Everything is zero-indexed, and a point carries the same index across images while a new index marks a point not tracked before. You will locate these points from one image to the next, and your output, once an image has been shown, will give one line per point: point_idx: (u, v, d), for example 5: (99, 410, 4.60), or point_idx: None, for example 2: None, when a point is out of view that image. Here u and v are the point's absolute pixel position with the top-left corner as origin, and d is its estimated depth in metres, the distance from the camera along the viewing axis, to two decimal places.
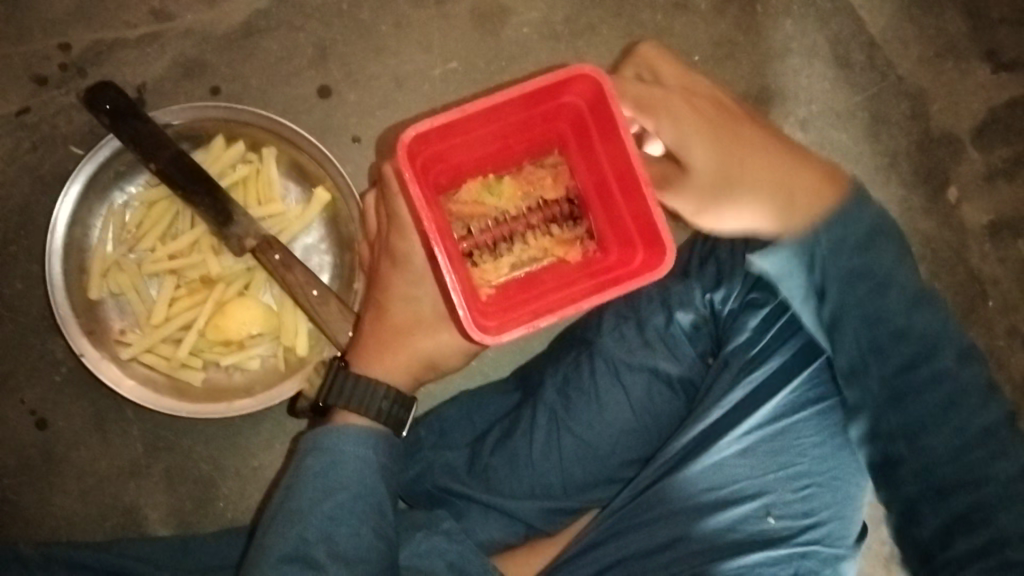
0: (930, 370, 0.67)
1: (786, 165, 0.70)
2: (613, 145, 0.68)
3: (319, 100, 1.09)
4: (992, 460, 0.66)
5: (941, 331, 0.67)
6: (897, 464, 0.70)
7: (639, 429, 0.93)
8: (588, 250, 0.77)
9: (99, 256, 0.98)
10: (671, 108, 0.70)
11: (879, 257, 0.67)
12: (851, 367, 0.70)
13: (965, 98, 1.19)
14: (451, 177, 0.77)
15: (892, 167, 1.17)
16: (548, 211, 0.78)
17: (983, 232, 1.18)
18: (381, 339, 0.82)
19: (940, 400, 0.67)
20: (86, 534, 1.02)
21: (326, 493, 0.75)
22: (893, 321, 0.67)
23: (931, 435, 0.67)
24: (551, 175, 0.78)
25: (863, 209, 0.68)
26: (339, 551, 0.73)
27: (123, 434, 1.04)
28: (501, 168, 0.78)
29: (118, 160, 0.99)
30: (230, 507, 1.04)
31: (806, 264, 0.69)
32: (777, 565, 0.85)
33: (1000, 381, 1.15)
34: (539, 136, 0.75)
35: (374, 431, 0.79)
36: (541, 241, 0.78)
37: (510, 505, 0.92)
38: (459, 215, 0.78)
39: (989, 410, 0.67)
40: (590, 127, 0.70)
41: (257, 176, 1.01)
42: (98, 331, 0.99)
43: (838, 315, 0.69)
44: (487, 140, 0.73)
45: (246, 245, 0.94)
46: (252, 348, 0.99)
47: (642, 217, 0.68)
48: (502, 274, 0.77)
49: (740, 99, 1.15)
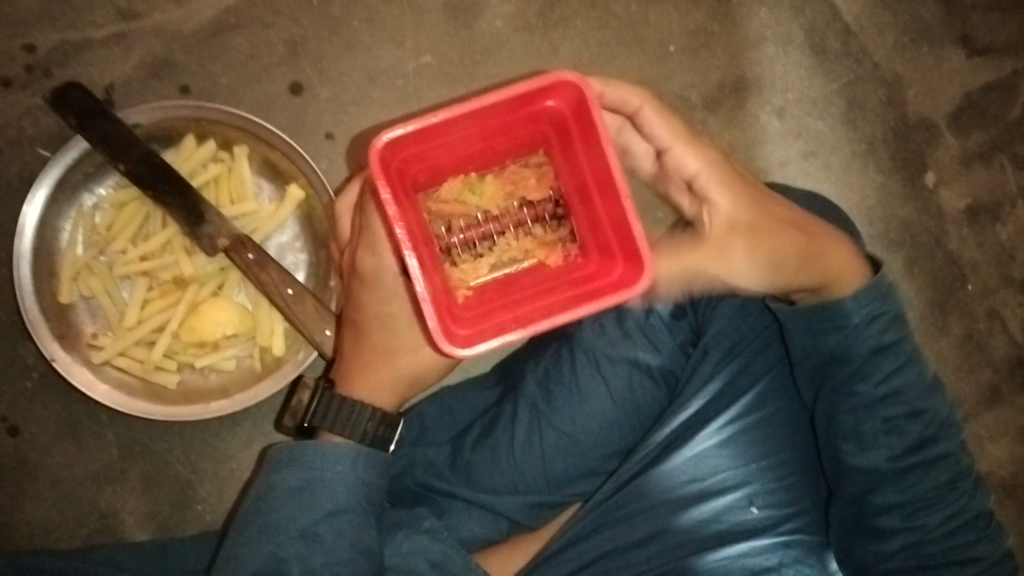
0: (931, 453, 0.77)
1: (823, 237, 0.75)
2: (593, 151, 0.63)
3: (291, 97, 1.08)
4: (977, 542, 0.77)
5: (945, 416, 0.78)
6: (885, 536, 0.78)
7: (621, 421, 0.93)
8: (569, 254, 0.71)
9: (69, 259, 0.96)
10: (709, 156, 0.75)
11: (903, 343, 0.77)
12: (860, 435, 0.78)
13: (940, 83, 1.19)
14: (430, 177, 0.70)
15: (869, 154, 1.17)
16: (532, 210, 0.71)
17: (961, 217, 1.18)
18: (363, 357, 0.80)
19: (943, 481, 0.77)
20: (63, 542, 1.01)
21: (301, 509, 0.76)
22: (910, 402, 0.77)
23: (927, 514, 0.77)
24: (536, 175, 0.71)
25: (885, 292, 0.75)
26: (313, 568, 0.74)
27: (98, 439, 1.02)
28: (483, 167, 0.71)
29: (87, 160, 0.97)
30: (208, 510, 1.03)
31: (835, 333, 0.76)
32: (762, 555, 0.86)
33: (979, 364, 1.16)
34: (522, 138, 0.68)
35: (357, 448, 0.78)
36: (523, 241, 0.72)
37: (493, 501, 0.91)
38: (439, 214, 0.72)
39: (976, 497, 0.78)
40: (573, 133, 0.65)
41: (230, 175, 1.00)
42: (70, 335, 0.97)
43: (859, 387, 0.77)
44: (468, 141, 0.67)
45: (219, 245, 0.93)
46: (227, 349, 0.98)
47: (622, 227, 0.62)
48: (480, 275, 0.72)
49: (716, 89, 1.15)
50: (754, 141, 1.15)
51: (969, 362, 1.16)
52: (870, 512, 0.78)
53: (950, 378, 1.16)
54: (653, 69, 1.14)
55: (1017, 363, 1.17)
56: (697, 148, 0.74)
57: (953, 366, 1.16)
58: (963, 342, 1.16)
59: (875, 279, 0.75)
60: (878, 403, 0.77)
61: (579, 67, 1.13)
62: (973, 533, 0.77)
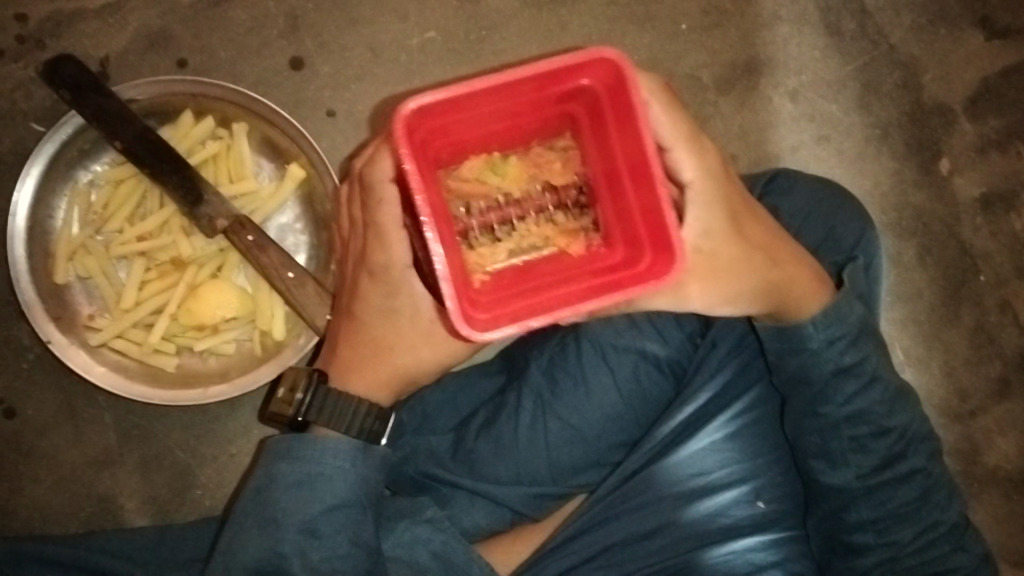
0: (905, 468, 0.80)
1: (793, 265, 0.74)
2: (629, 133, 0.59)
3: (291, 72, 1.05)
4: (951, 553, 0.81)
5: (913, 431, 0.81)
6: (862, 552, 0.81)
7: (627, 412, 0.92)
8: (593, 244, 0.66)
9: (65, 239, 0.94)
10: (711, 168, 0.65)
11: (867, 363, 0.78)
12: (828, 454, 0.81)
13: (958, 67, 1.16)
14: (452, 153, 0.65)
15: (883, 140, 1.15)
16: (555, 196, 0.66)
17: (974, 204, 1.16)
18: (361, 355, 0.78)
19: (914, 496, 0.80)
20: (60, 527, 1.00)
21: (300, 503, 0.74)
22: (875, 420, 0.79)
23: (902, 528, 0.80)
24: (561, 160, 0.67)
25: (853, 306, 0.77)
26: (313, 564, 0.73)
27: (95, 422, 1.00)
28: (507, 146, 0.67)
29: (82, 137, 0.95)
30: (208, 495, 1.02)
31: (802, 361, 0.78)
32: (768, 549, 0.87)
33: (986, 356, 1.15)
34: (551, 117, 0.64)
35: (354, 443, 0.76)
36: (544, 227, 0.66)
37: (497, 492, 0.90)
38: (458, 193, 0.66)
39: (951, 509, 0.82)
40: (606, 115, 0.60)
41: (228, 153, 0.97)
42: (66, 317, 0.95)
43: (823, 408, 0.79)
44: (496, 117, 0.62)
45: (218, 225, 0.91)
46: (226, 332, 0.96)
47: (655, 216, 0.58)
48: (498, 261, 0.65)
49: (728, 69, 1.12)
50: (766, 124, 1.13)
51: (978, 354, 1.15)
52: (846, 529, 0.81)
53: (959, 370, 1.15)
54: (665, 48, 1.11)
55: None
56: (701, 153, 0.64)
57: (961, 358, 1.15)
58: (972, 333, 1.15)
59: (839, 300, 0.76)
60: (841, 423, 0.79)
61: (589, 45, 1.10)
62: (946, 545, 0.81)
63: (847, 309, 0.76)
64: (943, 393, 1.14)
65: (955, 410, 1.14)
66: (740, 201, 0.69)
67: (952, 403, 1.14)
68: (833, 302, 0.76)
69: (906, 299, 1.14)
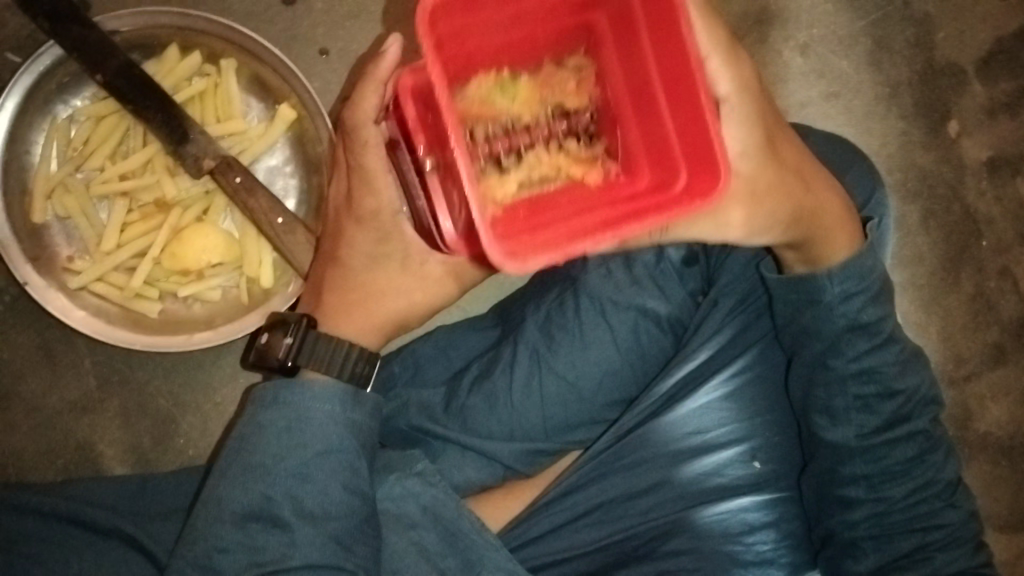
0: (908, 429, 0.78)
1: (823, 199, 0.72)
2: (666, 44, 0.55)
3: (283, 7, 1.00)
4: (942, 510, 0.79)
5: (921, 393, 0.80)
6: (851, 505, 0.79)
7: (625, 368, 0.90)
8: (610, 172, 0.63)
9: (43, 175, 0.90)
10: (744, 78, 0.62)
11: (884, 322, 0.76)
12: (832, 411, 0.79)
13: (971, 26, 1.13)
14: (463, 68, 0.61)
15: (892, 99, 1.12)
16: (567, 121, 0.65)
17: (981, 168, 1.13)
18: (348, 300, 0.75)
19: (912, 456, 0.78)
20: (37, 474, 0.97)
21: (289, 449, 0.71)
22: (884, 380, 0.78)
23: (894, 485, 0.78)
24: (575, 82, 0.65)
25: (874, 264, 0.74)
26: (305, 508, 0.70)
27: (75, 368, 0.97)
28: (518, 66, 0.64)
29: (62, 69, 0.90)
30: (191, 445, 0.99)
31: (818, 317, 0.75)
32: (762, 510, 0.86)
33: (985, 322, 1.13)
34: (568, 27, 0.63)
35: (342, 388, 0.73)
36: (555, 156, 0.63)
37: (489, 447, 0.88)
38: (468, 116, 0.62)
39: (948, 468, 0.80)
40: (639, 21, 0.57)
41: (216, 91, 0.93)
42: (44, 258, 0.91)
43: (832, 362, 0.77)
44: (516, 21, 0.60)
45: (204, 166, 0.87)
46: (212, 279, 0.92)
47: (699, 135, 0.54)
48: (509, 190, 0.62)
49: (737, 19, 1.08)
50: (774, 78, 1.09)
51: (976, 320, 1.13)
52: (838, 482, 0.80)
53: (956, 335, 1.13)
54: None
55: None
56: (737, 65, 0.61)
57: (959, 323, 1.13)
58: (972, 299, 1.13)
59: (863, 254, 0.73)
60: (850, 379, 0.78)
61: None
62: (937, 502, 0.79)
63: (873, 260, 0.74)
64: (941, 358, 1.13)
65: (951, 375, 1.13)
66: (774, 121, 0.67)
67: (949, 369, 1.13)
68: (853, 256, 0.73)
69: (908, 263, 1.12)
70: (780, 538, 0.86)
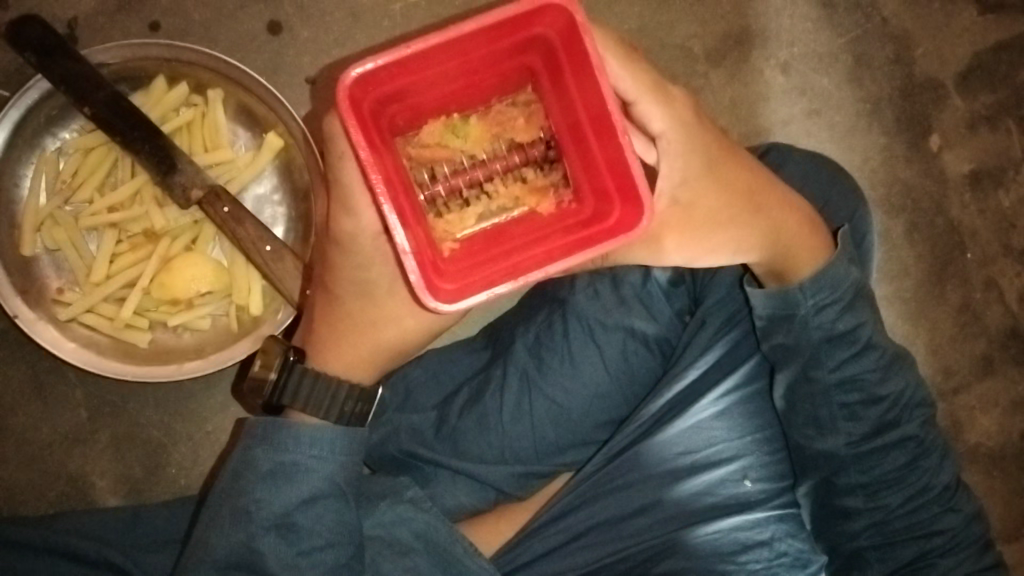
0: (898, 435, 0.79)
1: (779, 215, 0.74)
2: (589, 87, 0.59)
3: (269, 37, 1.01)
4: (943, 515, 0.79)
5: (908, 397, 0.80)
6: (851, 516, 0.80)
7: (615, 390, 0.91)
8: (563, 200, 0.67)
9: (32, 209, 0.90)
10: (681, 117, 0.65)
11: (862, 329, 0.78)
12: (818, 422, 0.80)
13: (950, 41, 1.14)
14: (410, 118, 0.66)
15: (874, 115, 1.13)
16: (523, 153, 0.67)
17: (963, 181, 1.14)
18: (337, 329, 0.73)
19: (903, 463, 0.79)
20: (29, 507, 0.97)
21: (274, 496, 0.71)
22: (866, 388, 0.78)
23: (892, 493, 0.79)
24: (524, 116, 0.68)
25: (846, 274, 0.76)
26: (288, 559, 0.71)
27: (66, 399, 0.97)
28: (466, 107, 0.68)
29: (49, 103, 0.90)
30: (183, 474, 0.99)
31: (790, 329, 0.77)
32: (755, 528, 0.86)
33: (971, 333, 1.14)
34: (508, 71, 0.64)
35: (336, 429, 0.72)
36: (512, 187, 0.68)
37: (480, 471, 0.89)
38: (420, 160, 0.68)
39: (945, 470, 0.81)
40: (563, 64, 0.61)
41: (203, 121, 0.93)
42: (34, 290, 0.92)
43: (815, 373, 0.78)
44: (453, 76, 0.63)
45: (193, 196, 0.87)
46: (201, 307, 0.92)
47: (621, 170, 0.59)
48: (468, 226, 0.67)
49: (719, 40, 1.09)
50: (757, 97, 1.10)
51: (963, 331, 1.14)
52: (837, 493, 0.81)
53: (944, 347, 1.14)
54: (655, 18, 1.07)
55: (1010, 333, 1.15)
56: (670, 106, 0.64)
57: (947, 335, 1.14)
58: (958, 311, 1.14)
59: (835, 263, 0.75)
60: (833, 389, 0.78)
61: None
62: (936, 507, 0.79)
63: (849, 264, 0.76)
64: (928, 371, 1.14)
65: (940, 388, 1.14)
66: (723, 143, 0.69)
67: (937, 381, 1.14)
68: (820, 267, 0.75)
69: (894, 277, 1.13)
70: (774, 557, 0.86)
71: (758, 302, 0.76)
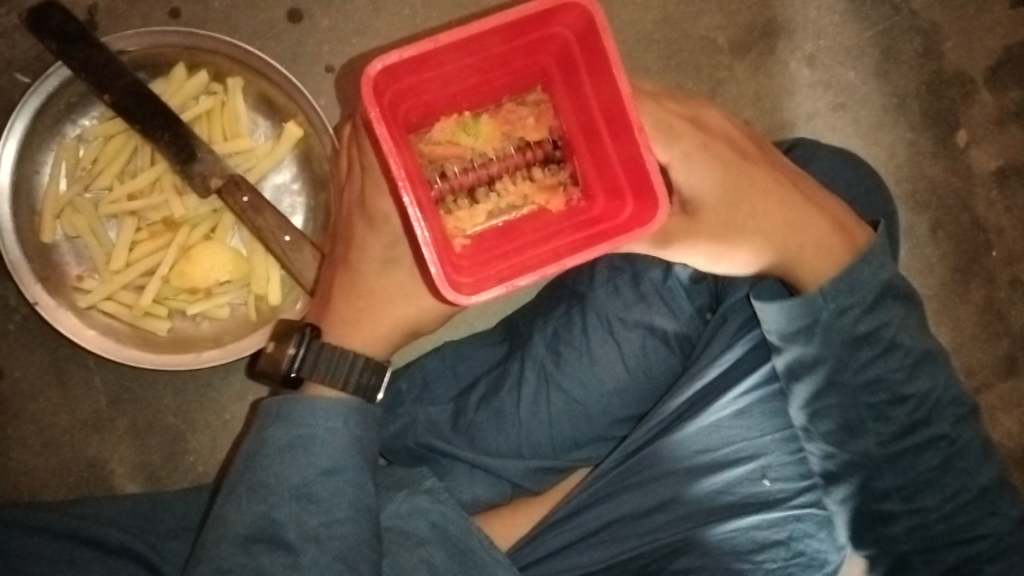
0: (927, 434, 0.76)
1: (793, 216, 0.73)
2: (604, 85, 0.59)
3: (289, 24, 1.00)
4: (985, 518, 0.77)
5: (940, 394, 0.77)
6: (889, 520, 0.79)
7: (632, 386, 0.90)
8: (573, 198, 0.67)
9: (52, 195, 0.90)
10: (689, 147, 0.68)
11: (886, 329, 0.74)
12: (849, 426, 0.78)
13: (980, 35, 1.12)
14: (422, 115, 0.66)
15: (900, 109, 1.11)
16: (530, 153, 0.67)
17: (991, 178, 1.13)
18: (353, 307, 0.74)
19: (938, 463, 0.76)
20: (49, 492, 0.97)
21: (292, 468, 0.70)
22: (893, 386, 0.76)
23: (929, 495, 0.77)
24: (533, 115, 0.67)
25: (869, 274, 0.73)
26: (309, 529, 0.69)
27: (85, 386, 0.98)
28: (477, 105, 0.67)
29: (69, 90, 0.90)
30: (201, 461, 1.00)
31: (811, 333, 0.74)
32: (772, 528, 0.85)
33: (996, 332, 1.13)
34: (522, 69, 0.64)
35: (347, 403, 0.72)
36: (521, 186, 0.67)
37: (496, 464, 0.88)
38: (432, 157, 0.67)
39: (985, 472, 0.78)
40: (578, 63, 0.60)
41: (223, 109, 0.93)
42: (54, 277, 0.92)
43: (841, 376, 0.76)
44: (469, 73, 0.62)
45: (212, 185, 0.87)
46: (220, 296, 0.92)
47: (636, 169, 0.58)
48: (478, 223, 0.67)
49: (744, 33, 1.07)
50: (780, 90, 1.09)
51: (986, 330, 1.13)
52: (873, 498, 0.79)
53: (967, 345, 1.12)
54: (679, 9, 1.06)
55: None
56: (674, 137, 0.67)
57: (970, 333, 1.13)
58: (982, 309, 1.13)
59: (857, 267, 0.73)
60: (859, 390, 0.76)
61: None
62: (978, 511, 0.77)
63: (882, 261, 0.74)
64: None
65: None
66: (736, 160, 0.70)
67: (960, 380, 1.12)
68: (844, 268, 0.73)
69: (919, 274, 1.11)
70: (791, 556, 0.85)
71: (771, 319, 0.76)
